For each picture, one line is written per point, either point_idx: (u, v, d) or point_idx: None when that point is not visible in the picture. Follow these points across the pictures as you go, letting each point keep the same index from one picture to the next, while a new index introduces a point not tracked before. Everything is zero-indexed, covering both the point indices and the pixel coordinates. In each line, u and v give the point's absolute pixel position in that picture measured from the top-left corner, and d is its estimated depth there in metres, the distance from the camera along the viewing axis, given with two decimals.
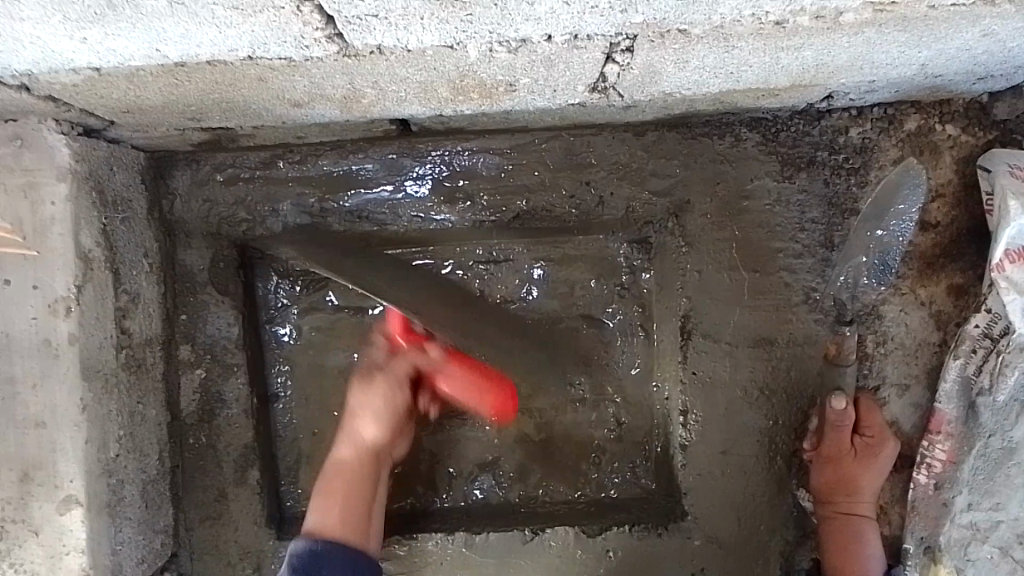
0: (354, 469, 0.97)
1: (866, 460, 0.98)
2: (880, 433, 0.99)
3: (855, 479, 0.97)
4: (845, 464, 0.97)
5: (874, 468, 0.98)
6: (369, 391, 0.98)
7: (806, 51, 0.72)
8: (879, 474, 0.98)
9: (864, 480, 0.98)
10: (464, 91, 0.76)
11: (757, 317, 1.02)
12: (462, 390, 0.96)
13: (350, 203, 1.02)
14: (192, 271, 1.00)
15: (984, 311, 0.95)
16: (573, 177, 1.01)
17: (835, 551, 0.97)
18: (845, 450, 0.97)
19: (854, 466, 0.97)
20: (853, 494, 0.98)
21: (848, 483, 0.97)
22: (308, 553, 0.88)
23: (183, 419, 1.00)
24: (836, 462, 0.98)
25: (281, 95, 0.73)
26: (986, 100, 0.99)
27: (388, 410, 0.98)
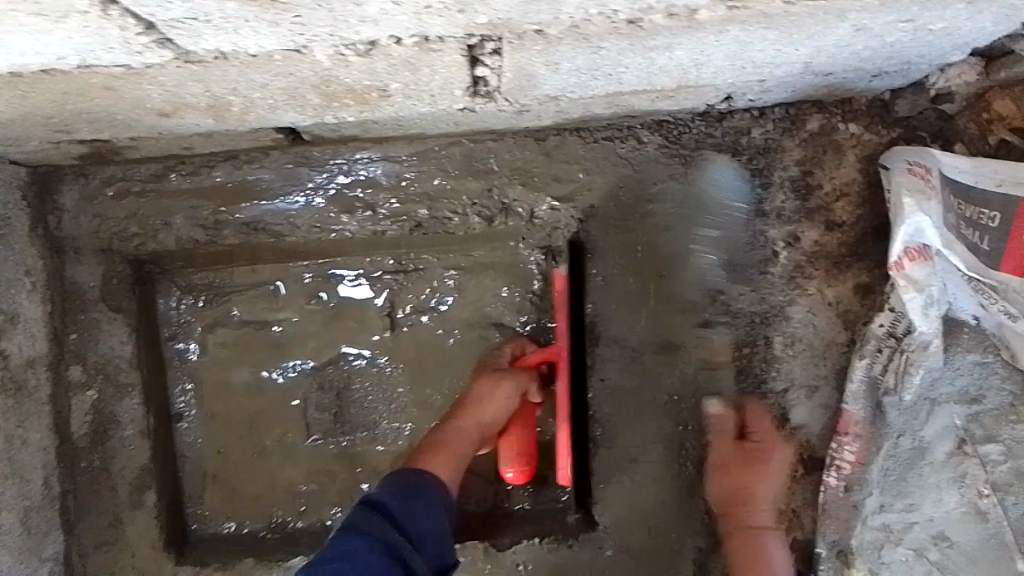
0: (463, 435, 0.96)
1: (758, 463, 0.98)
2: (770, 435, 0.99)
3: (745, 485, 0.97)
4: (733, 469, 0.98)
5: (765, 471, 0.98)
6: (497, 387, 0.98)
7: (677, 51, 0.71)
8: (773, 473, 0.98)
9: (756, 484, 0.97)
10: (335, 98, 0.74)
11: (664, 322, 1.01)
12: (512, 454, 1.01)
13: (246, 215, 0.99)
14: (82, 288, 0.97)
15: (887, 310, 0.95)
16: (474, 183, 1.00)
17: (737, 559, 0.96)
18: (730, 456, 0.99)
19: (741, 471, 0.98)
20: (745, 500, 0.97)
21: (739, 489, 0.98)
22: (409, 484, 0.85)
23: (74, 441, 0.97)
24: (725, 467, 0.99)
25: (142, 105, 0.70)
26: (888, 98, 0.98)
27: (495, 396, 0.97)
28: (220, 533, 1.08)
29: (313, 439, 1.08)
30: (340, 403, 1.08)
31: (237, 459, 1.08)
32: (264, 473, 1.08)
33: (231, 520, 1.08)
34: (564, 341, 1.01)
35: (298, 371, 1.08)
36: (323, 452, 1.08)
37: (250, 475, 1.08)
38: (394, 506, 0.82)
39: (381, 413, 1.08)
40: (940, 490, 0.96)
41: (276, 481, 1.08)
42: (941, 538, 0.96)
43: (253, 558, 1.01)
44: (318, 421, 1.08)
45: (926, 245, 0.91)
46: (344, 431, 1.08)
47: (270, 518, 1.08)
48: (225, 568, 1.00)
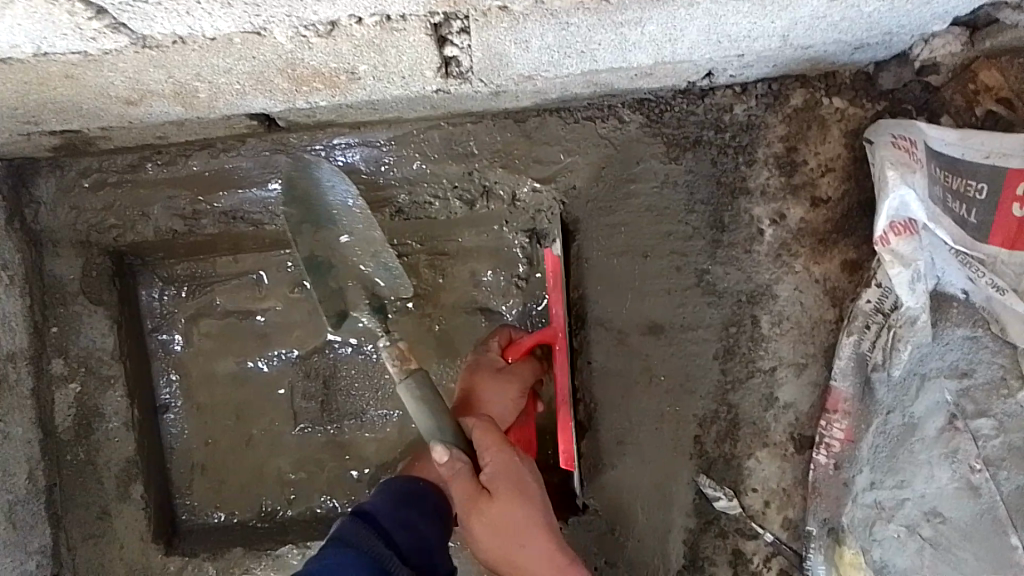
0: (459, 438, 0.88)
1: (499, 496, 0.77)
2: (497, 455, 0.79)
3: (500, 527, 0.77)
4: (476, 513, 0.77)
5: (509, 504, 0.77)
6: (510, 389, 0.92)
7: (648, 25, 0.70)
8: (518, 513, 0.78)
9: (515, 522, 0.78)
10: (304, 82, 0.73)
11: (650, 302, 1.00)
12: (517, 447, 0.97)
13: (225, 204, 0.98)
14: (62, 281, 0.96)
15: (874, 285, 0.93)
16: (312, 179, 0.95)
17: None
18: (473, 497, 0.77)
19: (482, 511, 0.77)
20: (511, 539, 0.78)
21: (498, 531, 0.77)
22: (403, 493, 0.81)
23: (59, 435, 0.96)
24: (476, 511, 0.77)
25: (106, 93, 0.69)
26: (872, 70, 0.97)
27: (506, 397, 0.92)
28: (210, 523, 1.07)
29: (301, 428, 1.08)
30: (326, 393, 1.08)
31: (225, 450, 1.07)
32: (253, 463, 1.07)
33: (220, 510, 1.07)
34: (561, 321, 0.96)
35: (283, 359, 1.08)
36: (311, 440, 1.08)
37: (238, 465, 1.07)
38: (385, 516, 0.77)
39: (369, 401, 1.08)
40: (932, 465, 0.95)
41: (265, 471, 1.07)
42: (933, 515, 0.95)
43: (241, 547, 1.00)
44: (306, 409, 1.08)
45: (913, 219, 0.90)
46: (332, 419, 1.08)
47: (262, 506, 1.07)
48: (215, 558, 0.99)
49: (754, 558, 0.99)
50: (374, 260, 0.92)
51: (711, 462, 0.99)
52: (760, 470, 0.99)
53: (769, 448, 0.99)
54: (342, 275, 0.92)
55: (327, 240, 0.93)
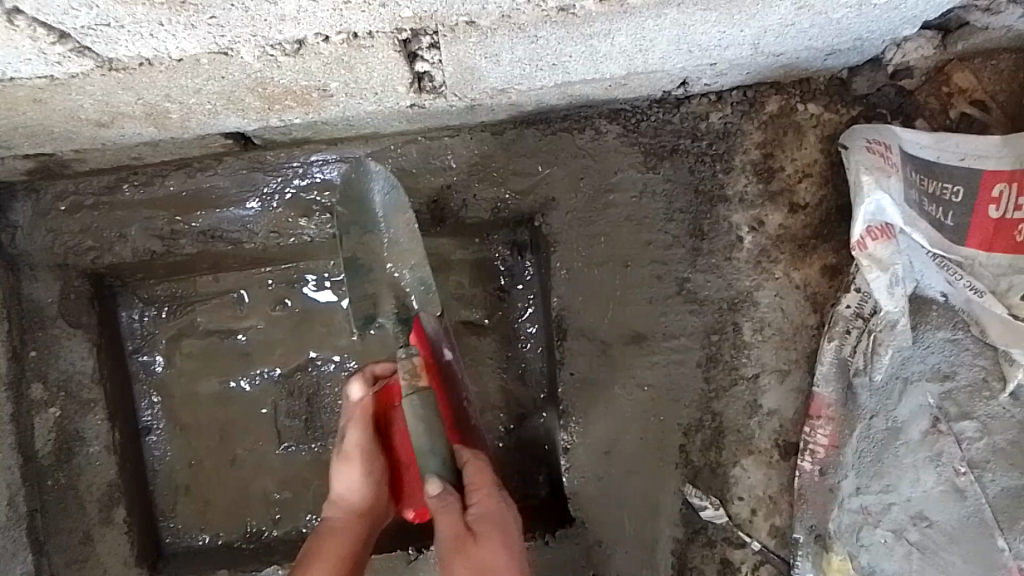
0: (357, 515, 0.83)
1: (486, 543, 0.70)
2: (485, 496, 0.74)
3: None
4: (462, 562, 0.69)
5: (497, 549, 0.70)
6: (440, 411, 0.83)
7: (618, 37, 0.70)
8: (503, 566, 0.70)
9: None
10: (275, 100, 0.73)
11: (631, 312, 1.00)
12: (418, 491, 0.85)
13: (203, 223, 0.97)
14: (41, 304, 0.96)
15: (854, 291, 0.94)
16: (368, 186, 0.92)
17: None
18: (461, 536, 0.70)
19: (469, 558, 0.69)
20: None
21: None
22: None
23: (39, 460, 0.95)
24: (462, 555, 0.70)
25: (75, 116, 0.69)
26: (846, 75, 0.97)
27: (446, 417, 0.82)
28: (196, 545, 1.06)
29: (285, 446, 1.07)
30: (310, 409, 1.07)
31: (209, 469, 1.07)
32: (238, 483, 1.07)
33: (205, 532, 1.06)
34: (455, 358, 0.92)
35: (264, 379, 1.07)
36: (295, 459, 1.07)
37: (223, 485, 1.07)
38: None
39: None
40: (918, 469, 0.94)
41: (250, 490, 1.06)
42: (920, 518, 0.94)
43: (226, 568, 0.98)
44: (289, 428, 1.07)
45: (890, 224, 0.91)
46: (315, 438, 1.06)
47: (245, 527, 1.06)
48: None
49: (742, 567, 0.98)
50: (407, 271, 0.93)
51: (697, 471, 0.99)
52: (746, 477, 0.99)
53: (754, 455, 0.99)
54: (380, 280, 0.94)
55: (371, 245, 0.93)
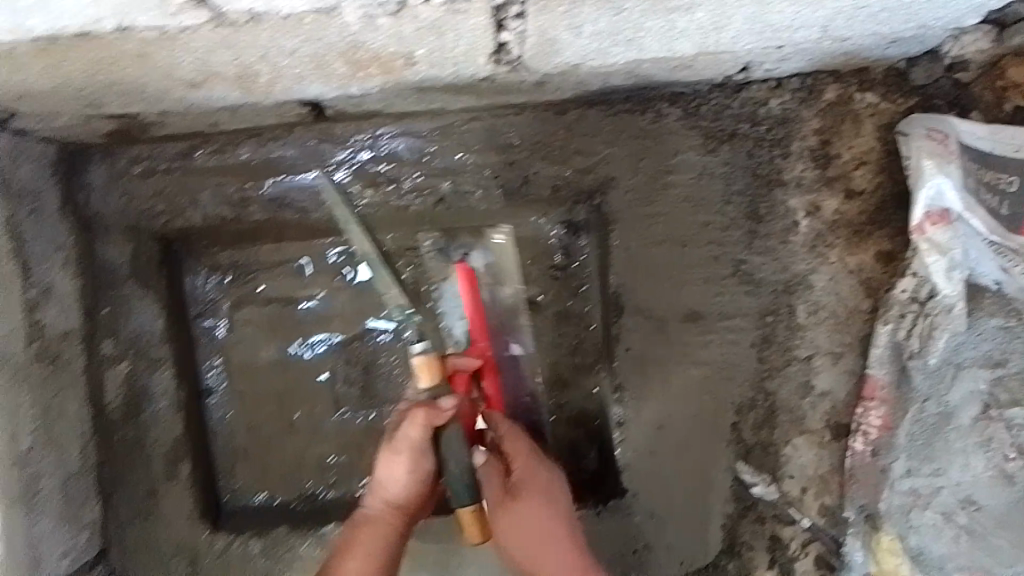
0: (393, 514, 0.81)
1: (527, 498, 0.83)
2: (524, 461, 0.85)
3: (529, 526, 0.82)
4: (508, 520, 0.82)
5: (536, 500, 0.83)
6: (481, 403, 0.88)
7: (698, 12, 0.72)
8: (546, 519, 0.83)
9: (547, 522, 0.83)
10: (361, 66, 0.75)
11: (687, 292, 1.03)
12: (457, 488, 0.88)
13: (272, 191, 1.01)
14: (114, 266, 0.99)
15: (909, 275, 0.94)
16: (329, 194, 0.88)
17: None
18: (504, 499, 0.82)
19: (510, 517, 0.82)
20: (545, 546, 0.82)
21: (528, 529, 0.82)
22: None
23: (109, 414, 0.99)
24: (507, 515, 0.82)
25: (171, 75, 0.72)
26: (904, 67, 0.97)
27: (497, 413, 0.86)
28: (252, 505, 1.09)
29: (341, 413, 1.09)
30: (366, 378, 1.09)
31: (267, 433, 1.10)
32: (294, 447, 1.09)
33: (263, 492, 1.09)
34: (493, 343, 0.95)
35: (325, 347, 1.09)
36: (350, 426, 1.09)
37: (280, 449, 1.09)
38: None
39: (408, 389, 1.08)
40: (968, 454, 0.94)
41: (306, 455, 1.09)
42: (969, 503, 0.95)
43: (286, 527, 1.01)
44: (346, 396, 1.09)
45: (949, 210, 0.90)
46: (371, 406, 1.09)
47: (301, 489, 1.09)
48: (261, 536, 1.00)
49: (791, 544, 1.01)
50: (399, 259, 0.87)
51: (748, 449, 1.03)
52: (797, 456, 1.01)
53: (805, 435, 1.00)
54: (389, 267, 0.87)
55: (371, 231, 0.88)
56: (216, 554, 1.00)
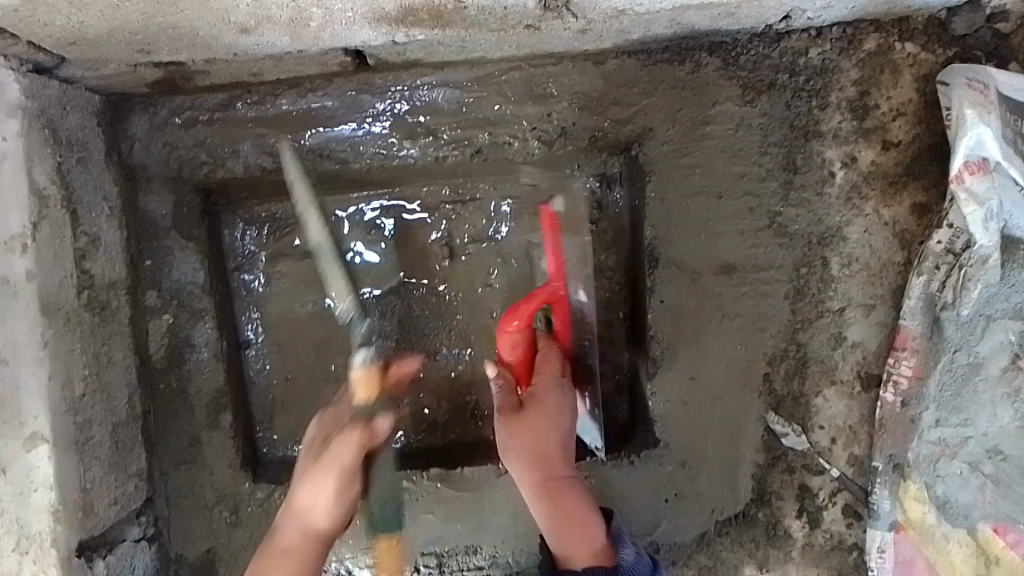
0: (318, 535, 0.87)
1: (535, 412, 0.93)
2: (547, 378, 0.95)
3: (534, 434, 0.92)
4: (511, 429, 0.93)
5: (545, 411, 0.93)
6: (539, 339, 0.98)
7: None
8: (553, 427, 0.93)
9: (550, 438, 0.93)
10: (412, 10, 0.76)
11: (723, 243, 1.02)
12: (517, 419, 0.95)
13: (312, 142, 1.02)
14: (155, 217, 1.00)
15: (945, 227, 0.94)
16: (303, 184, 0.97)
17: (562, 540, 0.90)
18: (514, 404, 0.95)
19: (515, 420, 0.93)
20: (542, 459, 0.92)
21: (533, 435, 0.92)
22: None
23: (153, 363, 1.00)
24: (512, 423, 0.93)
25: (226, 19, 0.72)
26: (944, 16, 0.97)
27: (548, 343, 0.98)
28: (290, 455, 1.10)
29: None
30: (402, 331, 1.10)
31: (303, 385, 1.11)
32: (331, 399, 1.11)
33: (300, 443, 1.11)
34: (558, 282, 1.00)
35: (365, 300, 1.10)
36: None
37: (316, 401, 1.10)
38: None
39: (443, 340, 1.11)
40: (995, 404, 0.96)
41: None
42: (995, 453, 0.97)
43: None
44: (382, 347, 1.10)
45: (988, 159, 0.90)
46: None
47: None
48: None
49: (819, 493, 1.02)
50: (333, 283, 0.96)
51: (780, 400, 1.02)
52: (827, 408, 1.01)
53: (836, 386, 1.01)
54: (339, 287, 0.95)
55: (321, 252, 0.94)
56: (259, 503, 1.01)
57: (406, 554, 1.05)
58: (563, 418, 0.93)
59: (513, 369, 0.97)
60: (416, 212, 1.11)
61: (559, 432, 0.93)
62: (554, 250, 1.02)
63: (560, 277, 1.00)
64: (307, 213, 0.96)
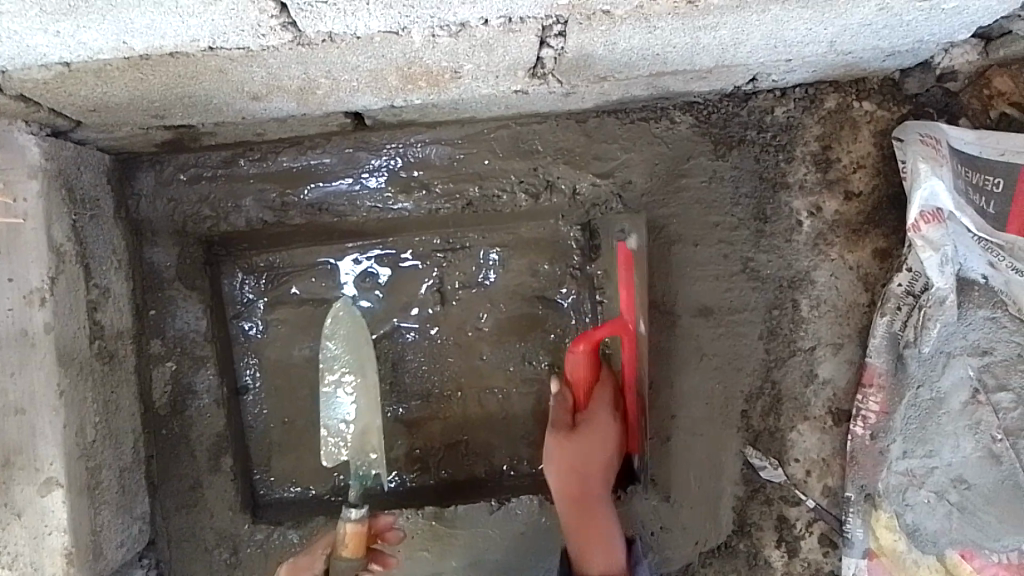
0: None
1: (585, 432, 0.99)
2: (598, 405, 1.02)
3: (580, 455, 0.98)
4: (560, 445, 0.99)
5: (592, 438, 0.99)
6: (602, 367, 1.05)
7: (722, 30, 0.79)
8: (597, 449, 1.00)
9: (593, 461, 0.99)
10: (412, 80, 0.82)
11: (699, 288, 1.08)
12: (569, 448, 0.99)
13: (310, 197, 1.07)
14: (159, 268, 1.05)
15: (905, 270, 1.01)
16: (367, 335, 1.01)
17: (579, 549, 0.96)
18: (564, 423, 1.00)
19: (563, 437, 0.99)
20: (582, 473, 0.99)
21: (577, 457, 0.98)
22: None
23: (157, 410, 1.04)
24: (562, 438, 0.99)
25: (241, 89, 0.78)
26: (898, 77, 1.05)
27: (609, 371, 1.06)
28: (287, 496, 1.14)
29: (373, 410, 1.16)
30: (395, 374, 1.16)
31: (299, 429, 1.14)
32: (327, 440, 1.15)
33: (296, 485, 1.14)
34: (631, 313, 1.03)
35: None
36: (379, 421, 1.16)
37: (311, 443, 1.14)
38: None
39: (436, 382, 1.17)
40: (958, 436, 1.00)
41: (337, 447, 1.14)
42: (960, 482, 1.01)
43: (323, 516, 1.05)
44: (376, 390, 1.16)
45: (941, 209, 0.97)
46: (398, 400, 1.16)
47: (333, 481, 1.14)
48: (299, 525, 1.04)
49: (797, 523, 1.07)
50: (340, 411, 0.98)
51: (757, 434, 1.08)
52: (802, 441, 1.07)
53: (809, 421, 1.07)
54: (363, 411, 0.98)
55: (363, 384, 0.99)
56: (258, 543, 1.04)
57: None
58: (604, 444, 1.00)
59: (572, 391, 1.02)
60: (409, 262, 1.17)
61: (601, 456, 1.00)
62: (626, 283, 1.04)
63: (631, 310, 1.03)
64: (335, 366, 0.99)
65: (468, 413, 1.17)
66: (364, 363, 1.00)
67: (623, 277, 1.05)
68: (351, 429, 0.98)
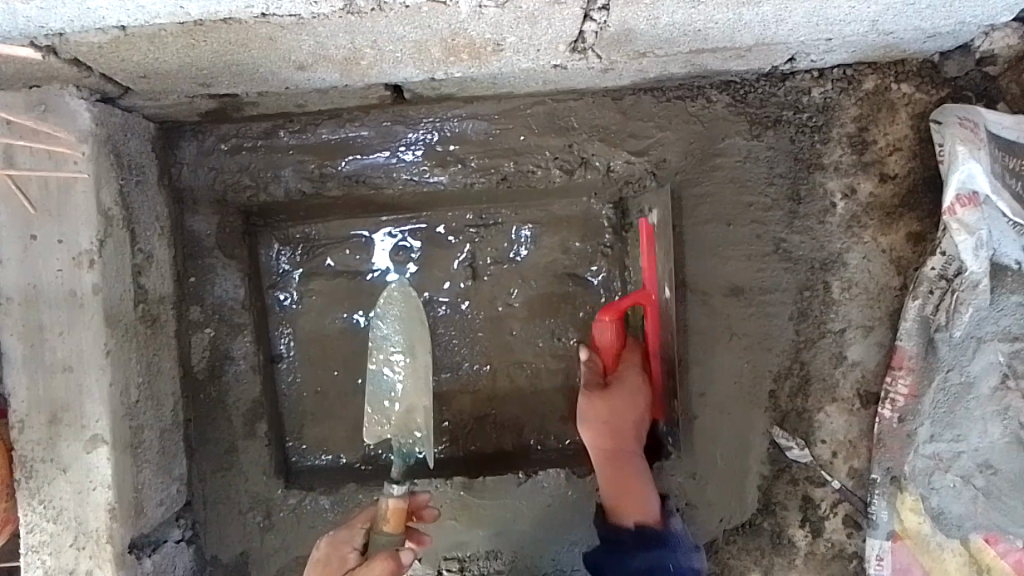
0: None
1: (615, 395, 1.08)
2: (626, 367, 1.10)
3: (610, 415, 1.07)
4: (593, 407, 1.07)
5: (620, 400, 1.08)
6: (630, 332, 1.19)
7: (764, 7, 0.79)
8: (627, 407, 1.08)
9: (623, 420, 1.07)
10: (454, 52, 0.83)
11: (731, 267, 1.08)
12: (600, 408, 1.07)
13: (348, 169, 1.09)
14: (200, 237, 1.07)
15: (939, 253, 1.00)
16: (420, 319, 1.04)
17: (617, 505, 1.04)
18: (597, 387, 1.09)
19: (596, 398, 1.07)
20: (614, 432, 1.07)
21: (608, 416, 1.07)
22: None
23: (195, 374, 1.06)
24: (595, 400, 1.07)
25: (288, 57, 0.79)
26: (937, 60, 1.04)
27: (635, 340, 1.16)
28: (318, 464, 1.16)
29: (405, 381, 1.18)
30: None
31: (330, 399, 1.17)
32: (359, 410, 1.17)
33: (327, 453, 1.16)
34: (654, 286, 1.14)
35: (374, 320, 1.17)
36: None
37: (343, 413, 1.17)
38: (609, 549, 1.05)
39: (466, 356, 1.18)
40: (986, 421, 1.00)
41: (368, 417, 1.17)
42: (986, 467, 1.00)
43: (354, 484, 1.08)
44: None
45: (978, 193, 0.96)
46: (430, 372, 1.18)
47: (364, 450, 1.16)
48: (331, 492, 1.07)
49: (822, 503, 1.08)
50: (387, 390, 1.00)
51: (784, 415, 1.08)
52: (829, 422, 1.08)
53: (837, 403, 1.07)
54: (410, 391, 0.99)
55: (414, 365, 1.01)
56: (291, 507, 1.06)
57: (430, 558, 1.11)
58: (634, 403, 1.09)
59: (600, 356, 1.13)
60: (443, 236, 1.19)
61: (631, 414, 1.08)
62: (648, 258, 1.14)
63: (654, 282, 1.14)
64: (383, 345, 1.02)
65: (497, 387, 1.18)
66: (416, 345, 1.02)
67: (646, 251, 1.14)
68: (396, 406, 0.98)
